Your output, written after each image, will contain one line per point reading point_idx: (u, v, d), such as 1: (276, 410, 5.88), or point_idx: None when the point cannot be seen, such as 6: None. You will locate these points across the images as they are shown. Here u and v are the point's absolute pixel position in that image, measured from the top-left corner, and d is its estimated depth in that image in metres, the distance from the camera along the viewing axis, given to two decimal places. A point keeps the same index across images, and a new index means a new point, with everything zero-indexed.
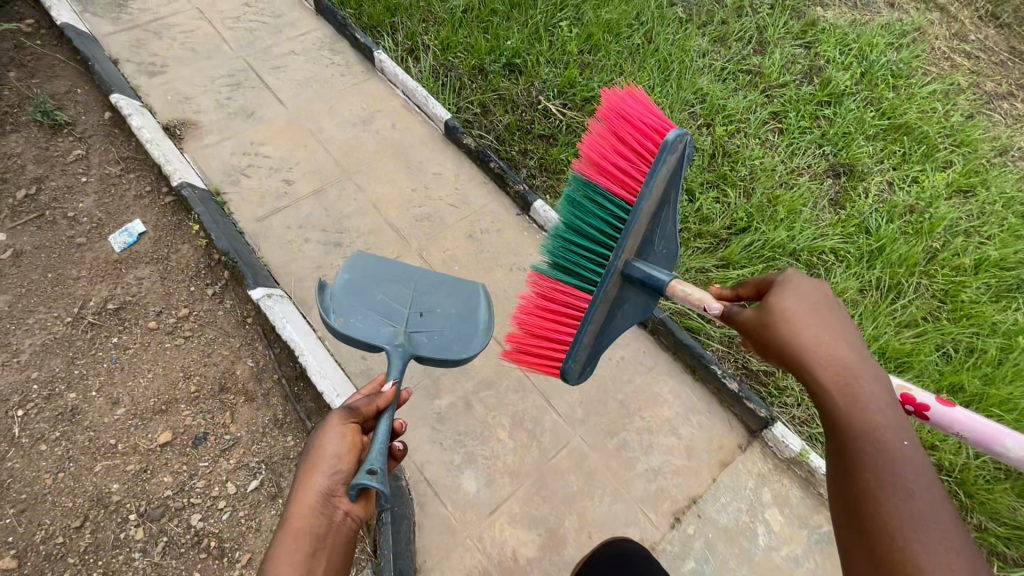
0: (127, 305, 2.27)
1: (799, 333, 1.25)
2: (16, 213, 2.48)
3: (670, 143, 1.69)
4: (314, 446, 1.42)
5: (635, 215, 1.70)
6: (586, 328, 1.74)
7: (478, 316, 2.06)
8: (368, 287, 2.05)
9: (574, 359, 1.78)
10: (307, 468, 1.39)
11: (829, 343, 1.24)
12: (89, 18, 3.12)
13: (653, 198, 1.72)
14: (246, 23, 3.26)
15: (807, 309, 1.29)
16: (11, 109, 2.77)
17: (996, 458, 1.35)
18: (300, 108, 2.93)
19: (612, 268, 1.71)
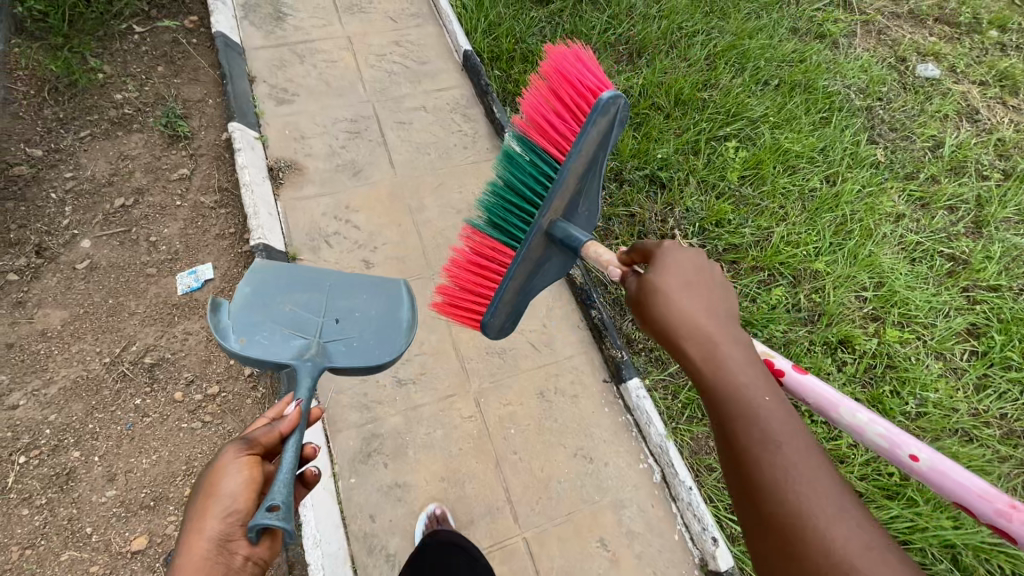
0: (164, 363, 2.10)
1: (678, 308, 1.32)
2: (107, 222, 2.43)
3: (602, 105, 1.62)
4: (203, 489, 1.23)
5: (563, 174, 1.67)
6: (509, 286, 1.74)
7: (397, 315, 2.00)
8: (277, 305, 1.96)
9: (502, 312, 1.78)
10: (198, 514, 1.19)
11: (702, 308, 1.33)
12: (246, 26, 3.08)
13: (586, 161, 1.68)
14: (388, 63, 3.06)
15: (683, 280, 1.38)
16: (145, 106, 2.77)
17: (857, 440, 1.32)
18: (409, 176, 2.66)
19: (534, 229, 1.71)
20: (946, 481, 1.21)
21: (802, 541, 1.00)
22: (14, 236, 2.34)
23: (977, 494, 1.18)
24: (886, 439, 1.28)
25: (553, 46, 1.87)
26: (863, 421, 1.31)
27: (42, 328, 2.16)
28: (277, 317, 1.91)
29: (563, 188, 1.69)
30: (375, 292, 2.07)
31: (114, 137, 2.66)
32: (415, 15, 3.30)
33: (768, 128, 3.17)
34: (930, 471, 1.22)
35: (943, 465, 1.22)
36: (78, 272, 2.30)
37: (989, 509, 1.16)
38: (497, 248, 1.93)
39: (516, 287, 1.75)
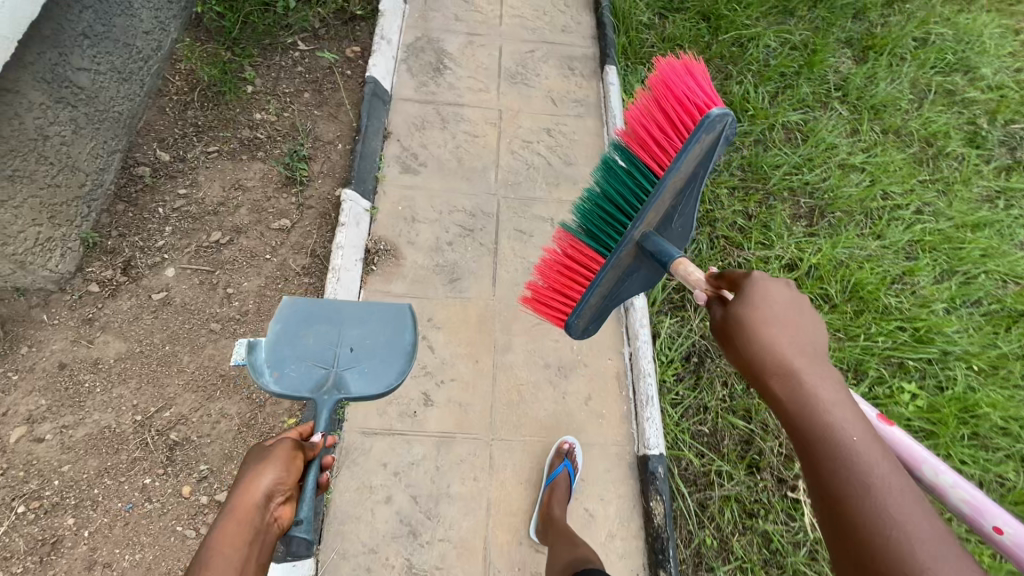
0: (187, 446, 1.95)
1: (765, 341, 1.15)
2: (196, 254, 2.32)
3: (710, 122, 1.43)
4: (256, 449, 1.37)
5: (660, 188, 1.48)
6: (595, 289, 1.56)
7: (405, 339, 1.93)
8: (300, 328, 1.88)
9: (589, 315, 1.60)
10: (246, 467, 1.31)
11: (793, 332, 1.16)
12: (402, 72, 2.88)
13: (684, 177, 1.49)
14: (532, 154, 2.72)
15: (774, 300, 1.18)
16: (277, 134, 2.65)
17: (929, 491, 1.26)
18: (508, 303, 2.31)
19: (626, 237, 1.52)
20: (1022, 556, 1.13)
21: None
22: (109, 243, 2.28)
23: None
24: (960, 499, 1.21)
25: (661, 58, 1.67)
26: (938, 482, 1.24)
27: (96, 358, 2.08)
28: (298, 341, 1.86)
29: (659, 203, 1.50)
30: (390, 319, 1.96)
31: (236, 159, 2.56)
32: (579, 103, 2.93)
33: (965, 371, 2.46)
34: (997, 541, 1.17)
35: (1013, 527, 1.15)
36: (150, 303, 2.21)
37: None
38: (587, 253, 1.75)
39: (603, 291, 1.57)
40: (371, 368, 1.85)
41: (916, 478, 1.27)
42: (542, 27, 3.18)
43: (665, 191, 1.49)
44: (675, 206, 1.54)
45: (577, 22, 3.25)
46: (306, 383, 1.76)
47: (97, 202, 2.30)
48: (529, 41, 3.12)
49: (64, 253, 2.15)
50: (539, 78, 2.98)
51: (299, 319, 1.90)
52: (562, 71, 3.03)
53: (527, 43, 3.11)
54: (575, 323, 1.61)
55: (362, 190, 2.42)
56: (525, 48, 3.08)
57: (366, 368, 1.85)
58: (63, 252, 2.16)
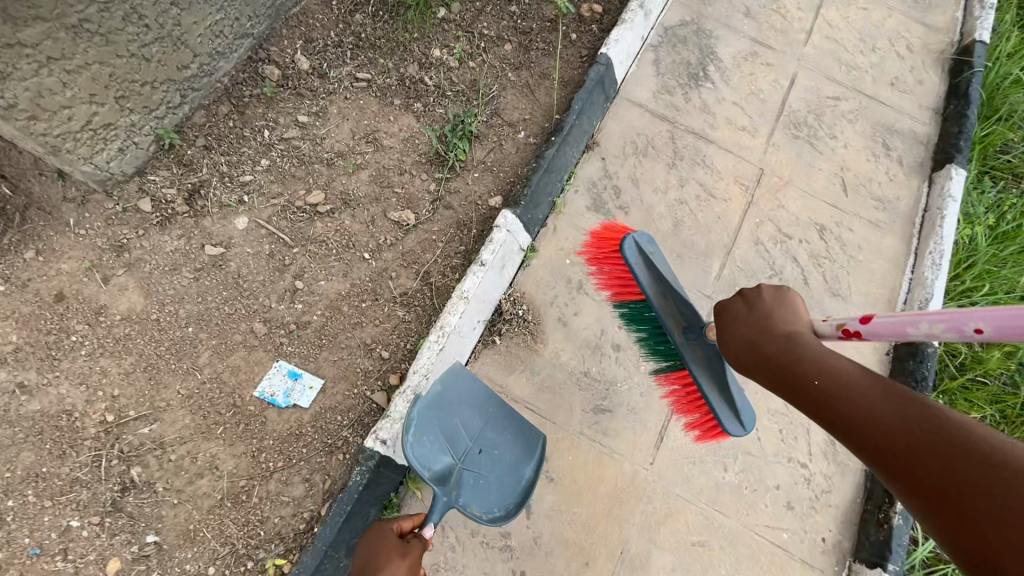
0: (145, 494, 1.32)
1: (745, 334, 1.16)
2: (282, 212, 1.66)
3: (639, 247, 1.41)
4: (389, 533, 1.11)
5: (660, 308, 1.39)
6: (711, 390, 1.36)
7: (525, 474, 1.34)
8: (458, 393, 1.34)
9: (731, 406, 1.34)
10: (377, 560, 1.06)
11: (759, 321, 1.17)
12: (645, 64, 1.98)
13: (672, 284, 1.38)
14: (782, 258, 1.76)
15: (745, 299, 1.22)
16: (449, 87, 1.89)
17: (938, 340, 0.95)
18: (666, 490, 1.44)
19: (684, 352, 1.38)
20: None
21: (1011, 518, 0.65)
22: (187, 153, 1.67)
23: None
24: (949, 331, 0.92)
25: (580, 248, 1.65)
26: (931, 332, 0.95)
27: (99, 305, 1.48)
28: (442, 410, 1.32)
29: (666, 305, 1.39)
30: (529, 441, 1.36)
31: (385, 102, 1.85)
32: (880, 205, 1.88)
33: None
34: (1003, 333, 0.85)
35: (1006, 317, 0.84)
36: (197, 257, 1.58)
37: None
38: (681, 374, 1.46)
39: (720, 383, 1.35)
40: (489, 492, 1.30)
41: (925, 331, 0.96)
42: (862, 70, 2.12)
43: (666, 297, 1.39)
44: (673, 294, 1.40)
45: (914, 81, 2.15)
46: (432, 465, 1.26)
47: (195, 93, 1.68)
48: (836, 83, 2.08)
49: (122, 150, 1.55)
50: (833, 144, 1.96)
51: (460, 383, 1.35)
52: (869, 146, 1.98)
53: (831, 85, 2.08)
54: (728, 419, 1.34)
55: (527, 220, 1.59)
56: (826, 92, 2.06)
57: (484, 485, 1.31)
58: (124, 149, 1.55)
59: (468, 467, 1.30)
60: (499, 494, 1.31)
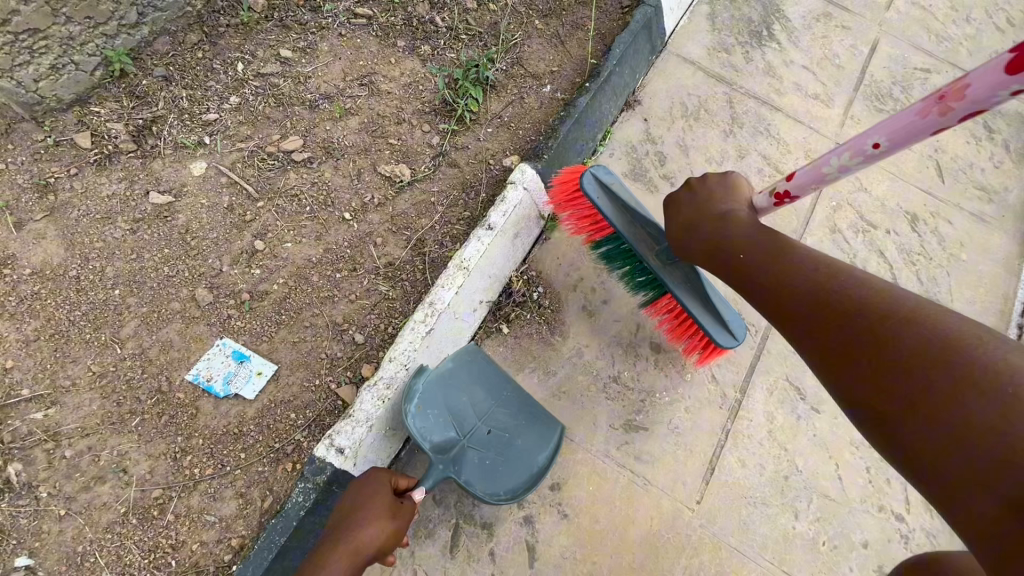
0: (23, 501, 0.99)
1: (690, 227, 1.04)
2: (248, 159, 1.34)
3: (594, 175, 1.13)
4: (383, 482, 0.93)
5: (626, 231, 1.11)
6: (696, 307, 1.09)
7: (537, 460, 1.05)
8: (468, 370, 1.10)
9: (720, 320, 1.09)
10: (364, 511, 0.89)
11: (699, 207, 1.05)
12: (698, 18, 1.66)
13: (636, 203, 1.11)
14: (864, 251, 1.41)
15: (693, 190, 1.07)
16: (463, 30, 1.56)
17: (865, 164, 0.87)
18: (716, 541, 1.08)
19: (660, 274, 1.11)
20: (965, 107, 0.71)
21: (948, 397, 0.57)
22: (142, 84, 1.37)
23: (995, 88, 0.66)
24: (855, 155, 0.88)
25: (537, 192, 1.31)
26: (844, 165, 0.90)
27: (7, 255, 1.18)
28: (445, 390, 1.06)
29: (636, 228, 1.12)
30: (546, 423, 1.09)
31: (386, 43, 1.53)
32: (984, 195, 1.52)
33: None
34: (902, 137, 0.81)
35: (895, 119, 0.80)
36: (138, 205, 1.27)
37: (1017, 85, 0.63)
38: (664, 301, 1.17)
39: (705, 297, 1.09)
40: (500, 477, 1.03)
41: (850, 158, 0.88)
42: (959, 40, 1.77)
43: (631, 217, 1.12)
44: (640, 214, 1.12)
45: None
46: (432, 437, 1.02)
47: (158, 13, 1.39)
48: (926, 54, 1.73)
49: (55, 69, 1.25)
50: None
51: (473, 359, 1.11)
52: (969, 126, 1.62)
53: (920, 56, 1.73)
54: (720, 334, 1.09)
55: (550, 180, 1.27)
56: (915, 62, 1.71)
57: (496, 469, 1.04)
58: (58, 67, 1.25)
59: (474, 445, 1.04)
60: (503, 478, 1.03)
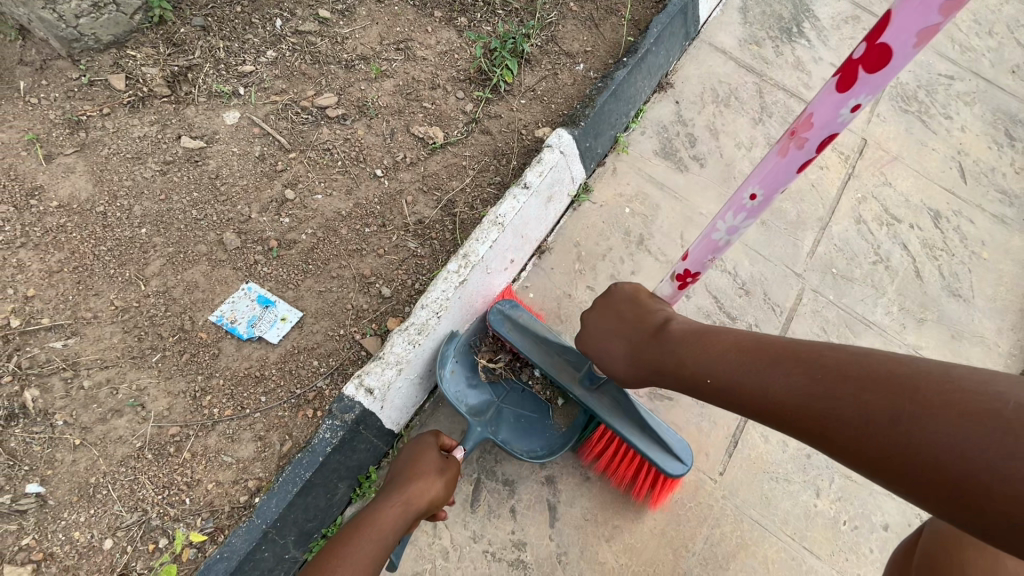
0: (37, 428, 0.97)
1: (632, 347, 0.87)
2: (282, 111, 1.34)
3: (499, 310, 1.08)
4: (431, 443, 0.96)
5: (545, 363, 1.02)
6: (636, 434, 0.98)
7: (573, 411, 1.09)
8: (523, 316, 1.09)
9: (662, 444, 0.98)
10: (414, 468, 0.91)
11: (620, 326, 0.91)
12: (729, 11, 1.69)
13: (545, 329, 1.05)
14: (887, 244, 1.42)
15: (610, 328, 0.92)
16: (501, 4, 1.55)
17: (755, 215, 0.81)
18: (738, 514, 1.07)
19: (588, 401, 1.00)
20: (817, 137, 0.67)
21: (932, 463, 0.43)
22: (180, 32, 1.35)
23: (836, 108, 0.63)
24: (736, 213, 0.82)
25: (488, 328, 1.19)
26: (731, 226, 0.84)
27: (34, 186, 1.17)
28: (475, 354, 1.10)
29: (551, 361, 1.03)
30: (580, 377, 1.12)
31: (423, 12, 1.52)
32: (1005, 198, 1.53)
33: None
34: (771, 188, 0.75)
35: (760, 168, 0.75)
36: (169, 148, 1.26)
37: (856, 98, 0.61)
38: (604, 435, 1.04)
39: (642, 421, 0.98)
40: (538, 431, 1.06)
41: (737, 208, 0.81)
42: (985, 50, 1.78)
43: (545, 347, 1.04)
44: (560, 351, 1.03)
45: None
46: (469, 397, 1.05)
47: None
48: (951, 61, 1.75)
49: (97, 7, 1.24)
50: (947, 124, 1.63)
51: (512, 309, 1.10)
52: (990, 133, 1.64)
53: (948, 62, 1.75)
54: (664, 458, 0.97)
55: (584, 149, 1.29)
56: (940, 68, 1.73)
57: (533, 424, 1.07)
58: (99, 6, 1.25)
59: (509, 404, 1.07)
60: (543, 431, 1.06)
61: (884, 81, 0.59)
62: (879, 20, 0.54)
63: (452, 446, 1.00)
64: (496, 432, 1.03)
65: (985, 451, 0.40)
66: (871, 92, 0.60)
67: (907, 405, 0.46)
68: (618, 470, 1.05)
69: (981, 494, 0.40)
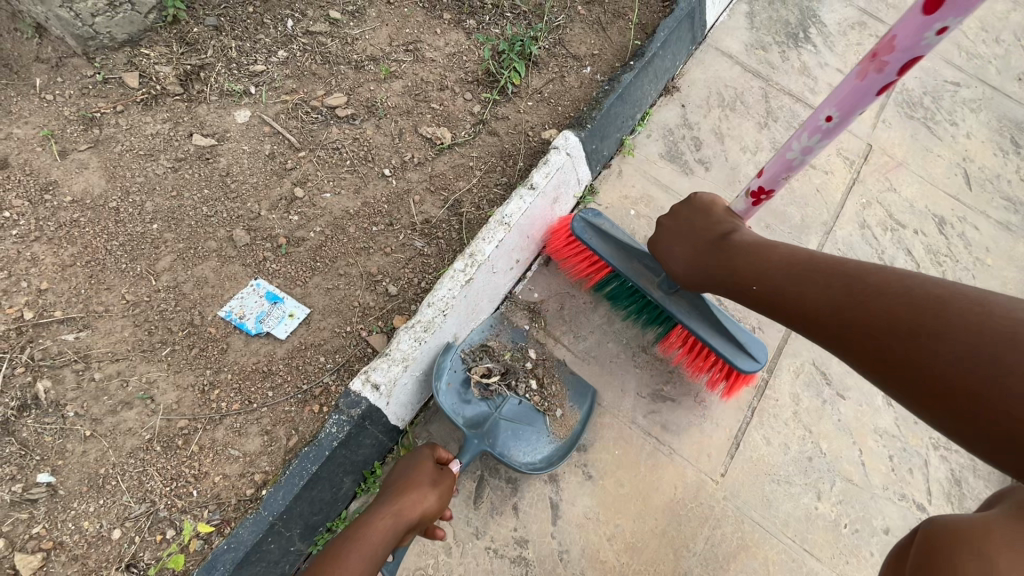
0: (48, 419, 0.99)
1: (697, 260, 0.98)
2: (292, 111, 1.35)
3: (583, 220, 1.15)
4: (427, 456, 0.97)
5: (626, 270, 1.11)
6: (710, 334, 1.07)
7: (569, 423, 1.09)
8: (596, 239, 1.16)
9: (735, 342, 1.06)
10: (408, 480, 0.93)
11: (690, 233, 1.01)
12: (736, 16, 1.70)
13: (627, 237, 1.13)
14: (892, 249, 1.43)
15: (681, 241, 1.01)
16: (509, 7, 1.56)
17: (827, 137, 0.86)
18: (739, 515, 1.07)
19: (667, 305, 1.09)
20: (900, 60, 0.71)
21: (946, 371, 0.54)
22: (192, 31, 1.37)
23: (920, 33, 0.67)
24: (812, 133, 0.87)
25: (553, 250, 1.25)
26: (804, 147, 0.90)
27: (48, 182, 1.19)
28: (475, 361, 1.10)
29: (633, 267, 1.12)
30: (576, 390, 1.12)
31: (433, 14, 1.53)
32: (1010, 205, 1.53)
33: None
34: (851, 107, 0.80)
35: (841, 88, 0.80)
36: (181, 146, 1.28)
37: (942, 22, 0.65)
38: (682, 334, 1.12)
39: (718, 322, 1.06)
40: (534, 443, 1.06)
41: (813, 129, 0.87)
42: (991, 57, 1.79)
43: (626, 253, 1.13)
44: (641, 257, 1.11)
45: None
46: (465, 411, 1.05)
47: None
48: (957, 68, 1.75)
49: (112, 6, 1.26)
50: (953, 131, 1.63)
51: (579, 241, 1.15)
52: (996, 140, 1.64)
53: (954, 69, 1.75)
54: (737, 356, 1.06)
55: (590, 151, 1.31)
56: (946, 75, 1.73)
57: (529, 437, 1.07)
58: (115, 5, 1.27)
59: (505, 416, 1.07)
60: (539, 443, 1.06)
61: (973, 4, 0.62)
62: None
63: (447, 461, 0.99)
64: (492, 446, 1.03)
65: (977, 369, 0.51)
66: (958, 15, 0.63)
67: (940, 323, 0.57)
68: (695, 364, 1.14)
69: (970, 390, 0.51)
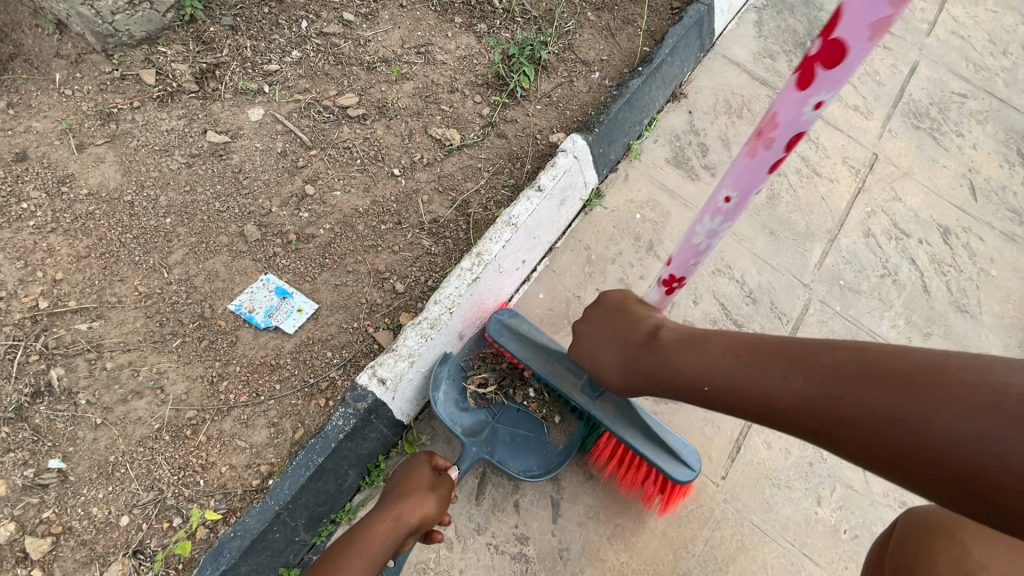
0: (61, 406, 1.01)
1: (631, 353, 0.87)
2: (304, 110, 1.38)
3: (499, 320, 1.08)
4: (424, 461, 0.98)
5: (548, 373, 1.03)
6: (640, 441, 0.99)
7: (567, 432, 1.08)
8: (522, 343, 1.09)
9: (668, 448, 0.99)
10: (407, 483, 0.94)
11: (610, 332, 0.92)
12: (745, 25, 1.71)
13: (546, 339, 1.06)
14: (896, 257, 1.43)
15: (606, 335, 0.92)
16: (520, 12, 1.58)
17: (738, 214, 0.82)
18: (739, 518, 1.08)
19: (592, 410, 1.01)
20: (784, 136, 0.68)
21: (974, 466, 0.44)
22: (209, 30, 1.40)
23: (798, 110, 0.64)
24: (715, 216, 0.83)
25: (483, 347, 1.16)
26: (709, 229, 0.85)
27: (66, 174, 1.21)
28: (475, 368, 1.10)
29: (554, 370, 1.04)
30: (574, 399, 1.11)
31: (444, 17, 1.55)
32: (1016, 216, 1.54)
33: None
34: (749, 187, 0.76)
35: (733, 170, 0.76)
36: (195, 142, 1.30)
37: (817, 97, 0.62)
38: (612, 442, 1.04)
39: (647, 428, 0.99)
40: (533, 450, 1.07)
41: (716, 211, 0.82)
42: (999, 70, 1.79)
43: (546, 355, 1.05)
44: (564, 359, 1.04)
45: None
46: (465, 417, 1.06)
47: None
48: (965, 79, 1.76)
49: (132, 4, 1.29)
50: (959, 142, 1.64)
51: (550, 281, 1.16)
52: (1002, 151, 1.64)
53: (962, 80, 1.76)
54: (670, 464, 0.98)
55: (597, 155, 1.32)
56: (953, 86, 1.74)
57: (527, 444, 1.08)
58: (134, 3, 1.29)
59: (504, 423, 1.08)
60: (537, 451, 1.07)
61: (843, 79, 0.60)
62: (829, 18, 0.55)
63: (446, 467, 1.00)
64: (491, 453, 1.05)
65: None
66: (833, 89, 0.61)
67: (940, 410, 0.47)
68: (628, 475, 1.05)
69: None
